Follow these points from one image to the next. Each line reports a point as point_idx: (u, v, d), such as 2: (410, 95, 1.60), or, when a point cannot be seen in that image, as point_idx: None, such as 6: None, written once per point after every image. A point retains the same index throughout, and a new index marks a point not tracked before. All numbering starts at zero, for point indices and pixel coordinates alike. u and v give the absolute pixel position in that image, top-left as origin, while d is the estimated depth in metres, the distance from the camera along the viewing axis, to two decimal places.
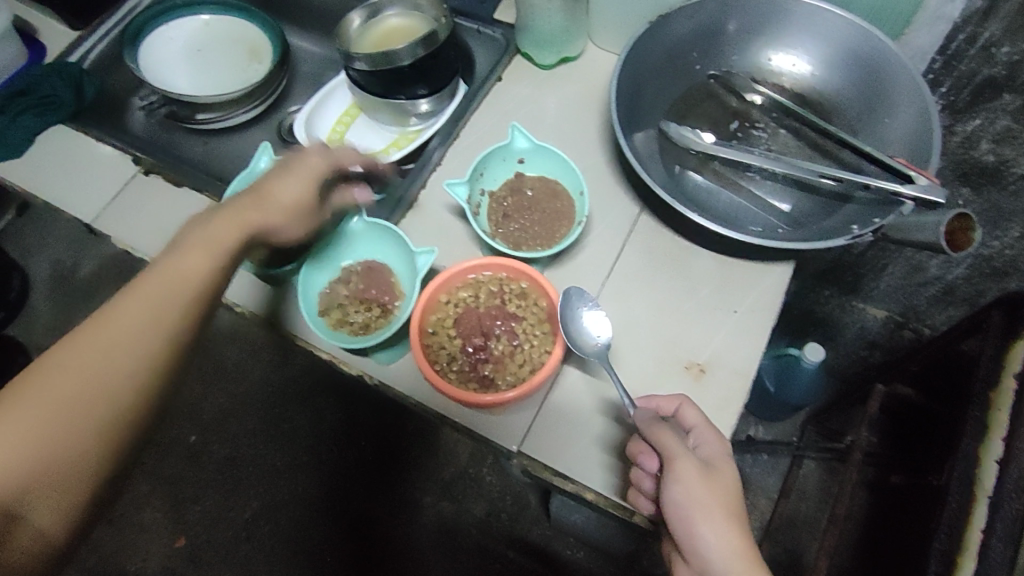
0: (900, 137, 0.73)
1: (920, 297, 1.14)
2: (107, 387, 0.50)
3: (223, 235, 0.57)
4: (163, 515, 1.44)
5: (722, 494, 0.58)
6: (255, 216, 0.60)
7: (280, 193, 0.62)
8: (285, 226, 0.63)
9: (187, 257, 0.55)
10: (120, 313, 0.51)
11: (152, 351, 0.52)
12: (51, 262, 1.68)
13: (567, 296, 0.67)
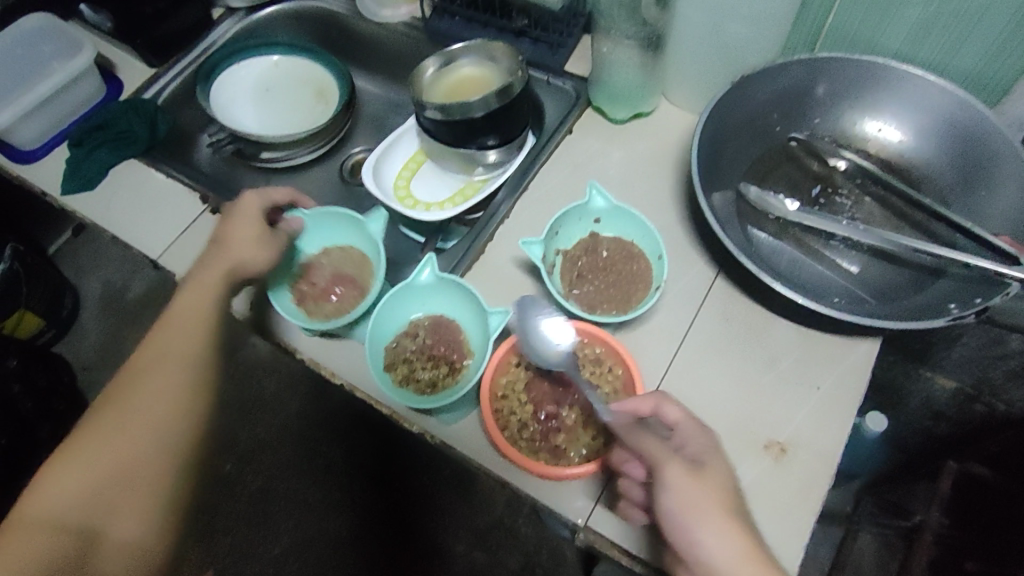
0: (1000, 212, 0.69)
1: (996, 370, 1.06)
2: (158, 405, 0.61)
3: (209, 288, 0.68)
4: (192, 546, 1.42)
5: (723, 501, 0.54)
6: (227, 259, 0.69)
7: (237, 240, 0.70)
8: (260, 258, 0.71)
9: (194, 292, 0.67)
10: (152, 366, 0.63)
11: (186, 371, 0.63)
12: (103, 284, 1.72)
13: (520, 303, 0.66)
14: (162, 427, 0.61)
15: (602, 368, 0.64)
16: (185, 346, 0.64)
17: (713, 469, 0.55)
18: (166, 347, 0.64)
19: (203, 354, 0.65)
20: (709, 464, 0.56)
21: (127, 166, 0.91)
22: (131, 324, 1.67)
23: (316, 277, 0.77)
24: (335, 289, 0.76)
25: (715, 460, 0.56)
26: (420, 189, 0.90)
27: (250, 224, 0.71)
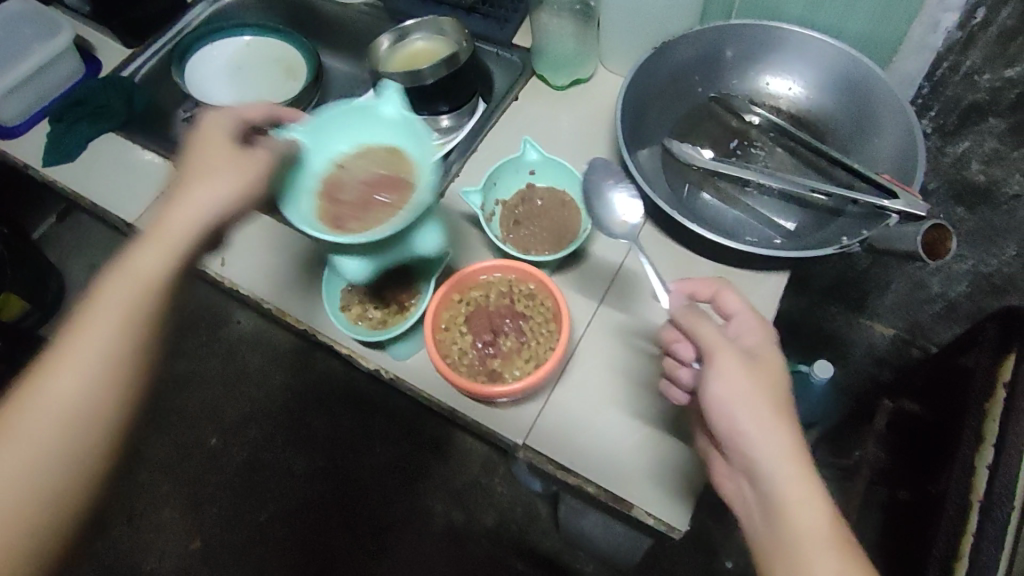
0: (887, 156, 0.79)
1: (924, 313, 1.16)
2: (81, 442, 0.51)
3: (152, 257, 0.56)
4: (180, 515, 1.49)
5: (774, 387, 0.60)
6: (187, 207, 0.58)
7: (201, 170, 0.60)
8: (225, 198, 0.59)
9: (142, 272, 0.55)
10: (64, 355, 0.52)
11: (99, 402, 0.52)
12: (87, 268, 1.76)
13: (594, 170, 0.79)
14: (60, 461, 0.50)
15: (535, 300, 0.72)
16: (107, 370, 0.52)
17: (771, 360, 0.62)
18: (80, 366, 0.52)
19: (126, 378, 0.53)
20: (769, 356, 0.63)
21: (106, 138, 0.98)
22: None
23: (348, 191, 0.71)
24: (377, 193, 0.70)
25: (769, 356, 0.63)
26: None
27: (223, 150, 0.62)
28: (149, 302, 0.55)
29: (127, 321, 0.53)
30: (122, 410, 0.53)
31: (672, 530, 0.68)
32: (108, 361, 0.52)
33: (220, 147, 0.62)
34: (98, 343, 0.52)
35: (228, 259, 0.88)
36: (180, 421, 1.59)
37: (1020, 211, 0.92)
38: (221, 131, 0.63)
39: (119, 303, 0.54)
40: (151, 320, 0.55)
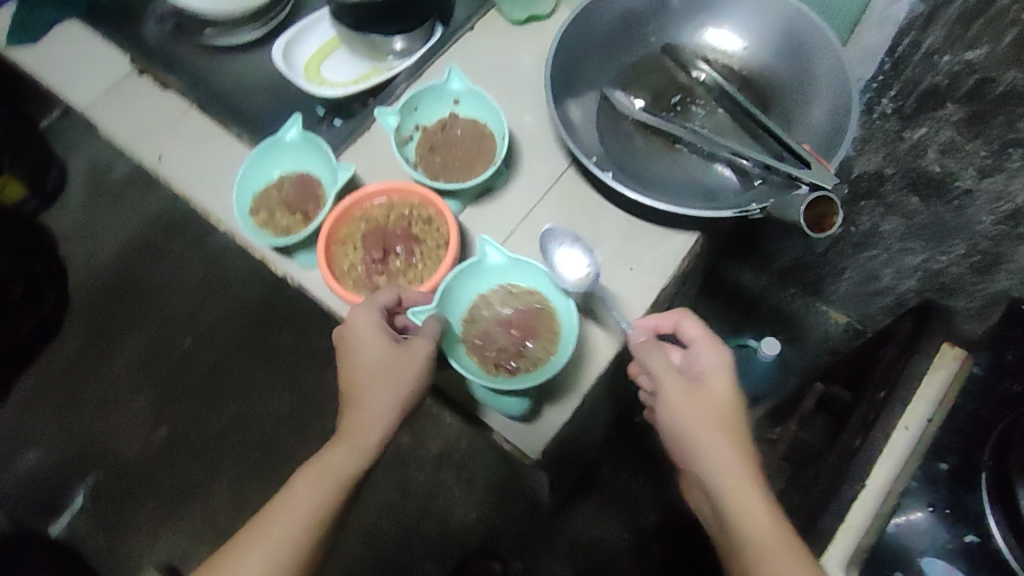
0: (821, 128, 0.76)
1: (876, 307, 1.17)
2: None
3: (344, 454, 0.63)
4: (148, 407, 1.54)
5: (722, 412, 0.64)
6: (372, 415, 0.65)
7: (358, 368, 0.66)
8: (401, 395, 0.65)
9: (342, 454, 0.63)
10: (264, 525, 0.61)
11: (287, 554, 0.59)
12: (88, 162, 1.78)
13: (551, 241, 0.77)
14: None
15: (430, 226, 0.74)
16: (304, 526, 0.60)
17: (719, 382, 0.65)
18: (287, 517, 0.60)
19: (310, 537, 0.60)
20: (719, 376, 0.66)
21: (64, 27, 0.99)
22: (109, 203, 1.73)
23: (492, 339, 0.71)
24: (514, 334, 0.71)
25: (717, 377, 0.65)
26: (328, 72, 0.97)
27: (375, 354, 0.66)
28: (342, 496, 0.62)
29: (310, 517, 0.61)
30: (299, 566, 0.60)
31: (524, 455, 0.72)
32: (291, 558, 0.59)
33: (371, 338, 0.66)
34: (298, 503, 0.61)
35: (167, 156, 0.92)
36: (156, 320, 1.62)
37: (969, 208, 0.89)
38: (366, 326, 0.67)
39: (303, 501, 0.61)
40: (344, 490, 0.62)
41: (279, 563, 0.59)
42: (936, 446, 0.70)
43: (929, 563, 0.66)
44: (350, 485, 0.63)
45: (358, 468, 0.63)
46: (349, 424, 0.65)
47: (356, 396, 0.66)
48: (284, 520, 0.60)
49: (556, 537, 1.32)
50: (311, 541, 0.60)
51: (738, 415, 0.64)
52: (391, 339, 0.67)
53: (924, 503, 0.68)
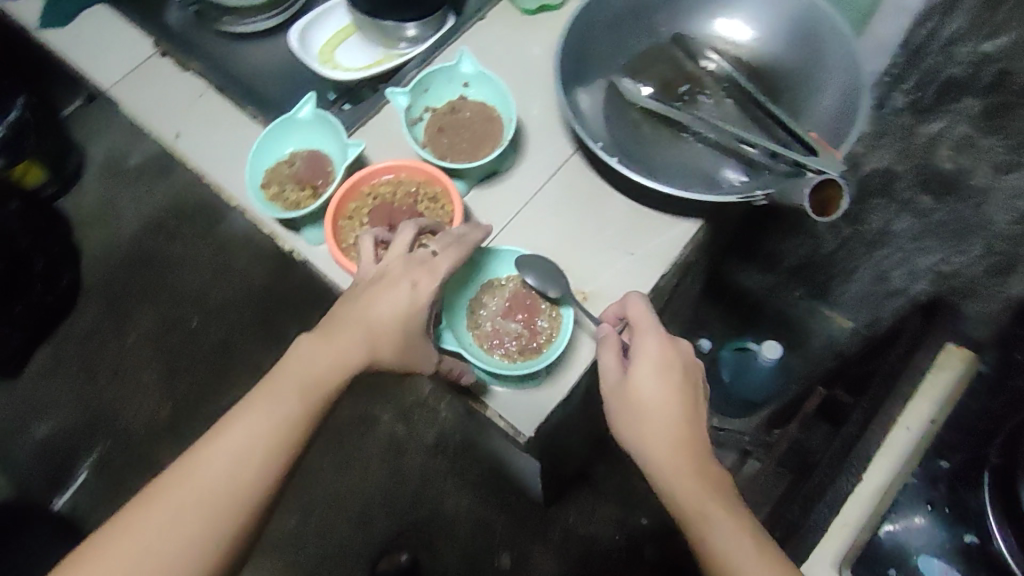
0: (830, 117, 0.76)
1: (886, 309, 1.13)
2: (231, 496, 0.54)
3: (323, 357, 0.60)
4: (157, 383, 1.55)
5: (645, 407, 0.63)
6: (359, 325, 0.61)
7: (375, 321, 0.61)
8: (394, 309, 0.61)
9: (323, 358, 0.60)
10: (236, 422, 0.57)
11: (263, 454, 0.56)
12: (106, 150, 1.77)
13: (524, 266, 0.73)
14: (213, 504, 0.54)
15: (436, 204, 0.75)
16: (280, 426, 0.57)
17: (641, 373, 0.64)
18: (260, 416, 0.57)
19: (288, 440, 0.57)
20: (643, 367, 0.65)
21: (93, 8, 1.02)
22: (123, 185, 1.74)
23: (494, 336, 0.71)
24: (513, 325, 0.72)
25: (652, 371, 0.65)
26: (342, 56, 0.98)
27: (401, 312, 0.61)
28: (317, 407, 0.58)
29: (277, 437, 0.56)
30: (273, 471, 0.56)
31: (517, 433, 0.69)
32: (252, 478, 0.55)
33: (393, 277, 0.62)
34: (275, 403, 0.57)
35: (184, 131, 0.92)
36: (169, 298, 1.62)
37: (987, 206, 0.88)
38: (410, 292, 0.61)
39: (267, 416, 0.57)
40: (326, 397, 0.59)
41: (237, 486, 0.54)
42: (942, 446, 0.75)
43: (926, 560, 0.71)
44: (326, 396, 0.59)
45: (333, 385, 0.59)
46: (341, 337, 0.60)
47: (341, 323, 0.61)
48: (249, 434, 0.56)
49: (548, 534, 1.30)
50: (290, 446, 0.57)
51: (662, 405, 0.63)
52: (423, 324, 0.62)
53: (923, 501, 0.73)
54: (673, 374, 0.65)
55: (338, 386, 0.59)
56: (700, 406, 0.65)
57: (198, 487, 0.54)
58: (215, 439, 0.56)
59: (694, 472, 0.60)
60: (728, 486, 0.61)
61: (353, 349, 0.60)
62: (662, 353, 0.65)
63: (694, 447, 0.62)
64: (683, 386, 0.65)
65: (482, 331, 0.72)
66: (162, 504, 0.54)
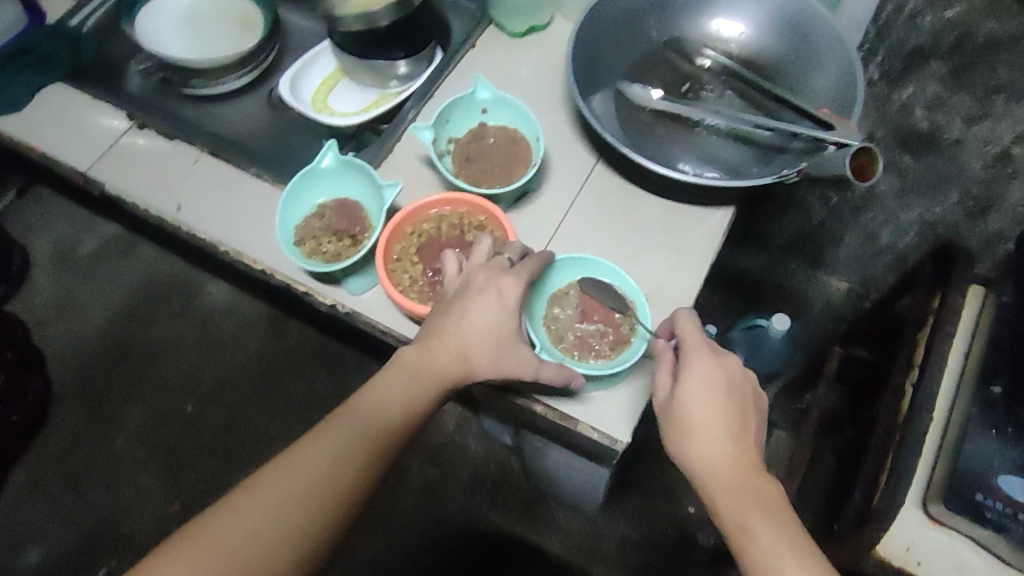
0: (828, 92, 0.82)
1: (877, 266, 1.22)
2: (335, 478, 0.61)
3: (416, 372, 0.66)
4: (158, 480, 1.43)
5: (690, 428, 0.64)
6: (452, 338, 0.66)
7: (470, 331, 0.66)
8: (486, 326, 0.66)
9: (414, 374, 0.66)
10: (342, 419, 0.64)
11: (365, 446, 0.62)
12: (55, 242, 1.68)
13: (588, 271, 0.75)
14: (318, 482, 0.60)
15: (484, 232, 0.75)
16: (378, 426, 0.64)
17: (684, 396, 0.65)
18: (360, 415, 0.64)
19: (388, 443, 0.63)
20: (686, 389, 0.65)
21: (57, 92, 0.97)
22: (81, 279, 1.64)
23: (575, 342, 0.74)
24: (588, 328, 0.74)
25: (700, 389, 0.65)
26: (335, 101, 0.98)
27: (494, 320, 0.67)
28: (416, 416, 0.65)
29: (374, 441, 0.63)
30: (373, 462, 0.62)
31: (615, 441, 0.71)
32: (351, 476, 0.61)
33: (488, 302, 0.67)
34: (374, 405, 0.65)
35: (186, 204, 0.90)
36: (155, 387, 1.52)
37: (960, 156, 0.99)
38: (503, 300, 0.67)
39: (365, 423, 0.63)
40: (418, 408, 0.65)
41: (337, 483, 0.60)
42: (987, 373, 0.79)
43: (1005, 480, 0.74)
44: (423, 409, 0.66)
45: (431, 397, 0.66)
46: (437, 350, 0.66)
47: (436, 341, 0.67)
48: (348, 437, 0.62)
49: (605, 545, 1.30)
50: (388, 446, 0.63)
51: (706, 427, 0.63)
52: (513, 331, 0.67)
53: (987, 427, 0.76)
54: (715, 393, 0.64)
55: (434, 397, 0.66)
56: (751, 423, 0.65)
57: (299, 481, 0.60)
58: (314, 441, 0.62)
59: (740, 489, 0.61)
60: (778, 500, 0.61)
61: (451, 361, 0.66)
62: (706, 373, 0.65)
63: (742, 463, 0.62)
64: (728, 406, 0.64)
65: (566, 340, 0.74)
66: (277, 477, 0.60)
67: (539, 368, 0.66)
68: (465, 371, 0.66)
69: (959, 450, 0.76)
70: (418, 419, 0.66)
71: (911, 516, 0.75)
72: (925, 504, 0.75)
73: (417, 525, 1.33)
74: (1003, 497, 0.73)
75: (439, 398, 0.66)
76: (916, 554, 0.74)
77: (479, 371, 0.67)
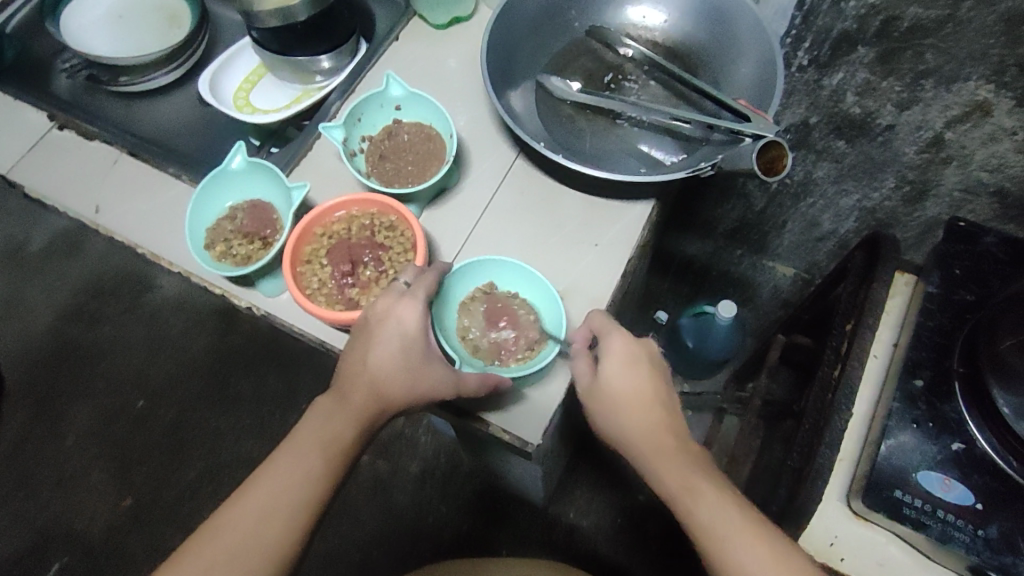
0: (748, 82, 0.81)
1: (820, 253, 1.23)
2: (268, 540, 0.59)
3: (338, 415, 0.65)
4: (109, 478, 1.42)
5: (621, 411, 0.64)
6: (365, 372, 0.65)
7: (377, 365, 0.65)
8: (397, 356, 0.65)
9: (335, 419, 0.65)
10: (269, 472, 0.62)
11: (296, 502, 0.61)
12: (3, 238, 1.64)
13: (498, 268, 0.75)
14: (252, 547, 0.59)
15: (395, 233, 0.75)
16: (308, 478, 0.62)
17: (610, 380, 0.65)
18: (288, 469, 0.62)
19: (320, 493, 0.62)
20: (612, 372, 0.65)
21: None
22: (30, 276, 1.61)
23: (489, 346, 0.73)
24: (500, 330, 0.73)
25: (623, 388, 0.65)
26: (258, 99, 0.97)
27: (399, 348, 0.65)
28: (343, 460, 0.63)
29: (300, 493, 0.61)
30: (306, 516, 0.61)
31: (525, 444, 0.71)
32: (278, 534, 0.60)
33: (402, 325, 0.65)
34: (301, 456, 0.63)
35: (104, 205, 0.87)
36: (106, 385, 1.51)
37: (894, 141, 0.94)
38: (404, 327, 0.65)
39: (288, 475, 0.62)
40: (345, 450, 0.64)
41: (265, 545, 0.59)
42: (911, 365, 0.75)
43: (925, 475, 0.70)
44: (350, 450, 0.64)
45: (352, 436, 0.64)
46: (351, 392, 0.65)
47: (353, 375, 0.66)
48: (272, 494, 0.61)
49: (555, 534, 1.30)
50: (320, 497, 0.62)
51: (636, 406, 0.64)
52: (421, 354, 0.65)
53: (908, 421, 0.72)
54: (639, 373, 0.65)
55: (357, 434, 0.64)
56: (673, 401, 0.66)
57: (230, 544, 0.59)
58: (242, 498, 0.61)
59: (682, 462, 0.61)
60: (716, 468, 0.62)
61: (366, 398, 0.65)
62: (627, 356, 0.66)
63: (675, 437, 0.63)
64: (653, 385, 0.65)
65: (476, 345, 0.73)
66: (208, 545, 0.59)
67: (460, 381, 0.65)
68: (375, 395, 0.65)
69: (880, 445, 0.72)
70: (345, 461, 0.64)
71: (833, 511, 0.73)
72: (848, 499, 0.73)
73: (369, 518, 1.34)
74: (922, 492, 0.70)
75: (362, 435, 0.65)
76: (839, 549, 0.72)
77: (385, 390, 0.65)
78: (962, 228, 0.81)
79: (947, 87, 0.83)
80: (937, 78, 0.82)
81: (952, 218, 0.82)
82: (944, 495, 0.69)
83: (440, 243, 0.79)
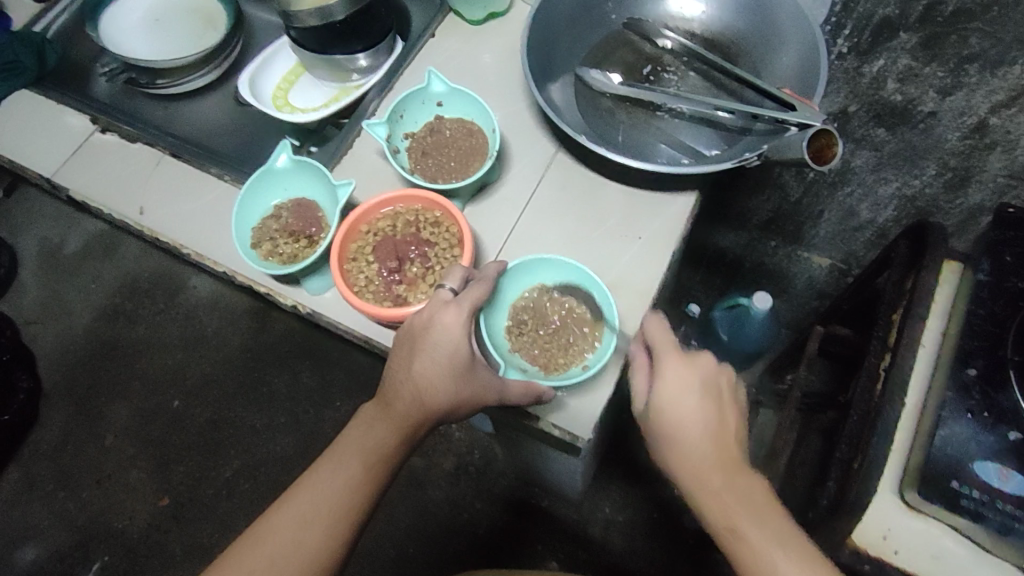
0: (790, 71, 0.80)
1: (857, 242, 1.22)
2: (318, 544, 0.59)
3: (383, 420, 0.64)
4: (148, 476, 1.45)
5: (668, 436, 0.62)
6: (410, 381, 0.64)
7: (421, 374, 0.64)
8: (442, 365, 0.64)
9: (382, 424, 0.64)
10: (316, 474, 0.62)
11: (344, 507, 0.60)
12: (39, 241, 1.67)
13: (549, 265, 0.75)
14: (300, 552, 0.58)
15: (440, 228, 0.75)
16: (356, 482, 0.61)
17: (658, 399, 0.63)
18: (335, 472, 0.61)
19: (367, 495, 0.62)
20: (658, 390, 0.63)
21: (18, 96, 0.95)
22: (67, 280, 1.63)
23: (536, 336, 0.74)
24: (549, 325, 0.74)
25: (681, 390, 0.62)
26: (296, 98, 0.99)
27: (445, 355, 0.64)
28: (389, 462, 0.63)
29: (344, 501, 0.61)
30: (353, 518, 0.61)
31: (575, 438, 0.71)
32: (321, 540, 0.59)
33: (450, 330, 0.64)
34: (348, 457, 0.62)
35: (149, 207, 0.87)
36: (141, 385, 1.53)
37: (936, 128, 0.92)
38: (450, 334, 0.64)
39: (331, 481, 0.61)
40: (391, 452, 0.63)
41: (307, 551, 0.58)
42: (963, 354, 0.74)
43: (982, 466, 0.69)
44: (395, 453, 0.64)
45: (393, 445, 0.64)
46: (395, 401, 0.65)
47: (399, 379, 0.65)
48: (316, 500, 0.60)
49: (590, 528, 1.31)
50: (367, 499, 0.62)
51: (678, 428, 0.61)
52: (467, 357, 0.65)
53: (962, 411, 0.71)
54: (691, 391, 0.62)
55: (397, 443, 0.64)
56: (732, 423, 0.63)
57: (277, 548, 0.58)
58: (288, 501, 0.61)
59: (723, 487, 0.59)
60: (765, 495, 0.59)
61: (407, 405, 0.64)
62: (679, 374, 0.63)
63: (726, 463, 0.60)
64: (705, 405, 0.62)
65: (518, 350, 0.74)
66: (255, 550, 0.58)
67: (503, 387, 0.65)
68: (420, 401, 0.64)
69: (933, 436, 0.71)
70: (389, 465, 0.63)
71: (886, 505, 0.72)
72: None
73: (402, 513, 1.35)
74: (979, 484, 0.69)
75: (403, 443, 0.64)
76: (894, 543, 0.70)
77: (430, 394, 0.64)
78: (1012, 215, 0.79)
79: (993, 72, 0.81)
80: (983, 62, 0.80)
81: (1001, 205, 0.80)
82: (1002, 485, 0.69)
83: (483, 239, 0.79)
